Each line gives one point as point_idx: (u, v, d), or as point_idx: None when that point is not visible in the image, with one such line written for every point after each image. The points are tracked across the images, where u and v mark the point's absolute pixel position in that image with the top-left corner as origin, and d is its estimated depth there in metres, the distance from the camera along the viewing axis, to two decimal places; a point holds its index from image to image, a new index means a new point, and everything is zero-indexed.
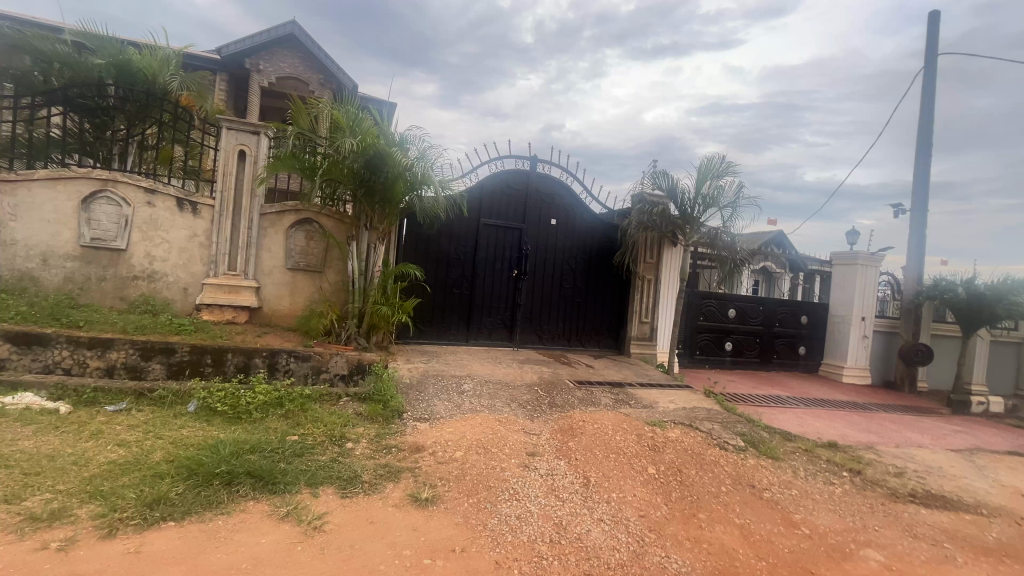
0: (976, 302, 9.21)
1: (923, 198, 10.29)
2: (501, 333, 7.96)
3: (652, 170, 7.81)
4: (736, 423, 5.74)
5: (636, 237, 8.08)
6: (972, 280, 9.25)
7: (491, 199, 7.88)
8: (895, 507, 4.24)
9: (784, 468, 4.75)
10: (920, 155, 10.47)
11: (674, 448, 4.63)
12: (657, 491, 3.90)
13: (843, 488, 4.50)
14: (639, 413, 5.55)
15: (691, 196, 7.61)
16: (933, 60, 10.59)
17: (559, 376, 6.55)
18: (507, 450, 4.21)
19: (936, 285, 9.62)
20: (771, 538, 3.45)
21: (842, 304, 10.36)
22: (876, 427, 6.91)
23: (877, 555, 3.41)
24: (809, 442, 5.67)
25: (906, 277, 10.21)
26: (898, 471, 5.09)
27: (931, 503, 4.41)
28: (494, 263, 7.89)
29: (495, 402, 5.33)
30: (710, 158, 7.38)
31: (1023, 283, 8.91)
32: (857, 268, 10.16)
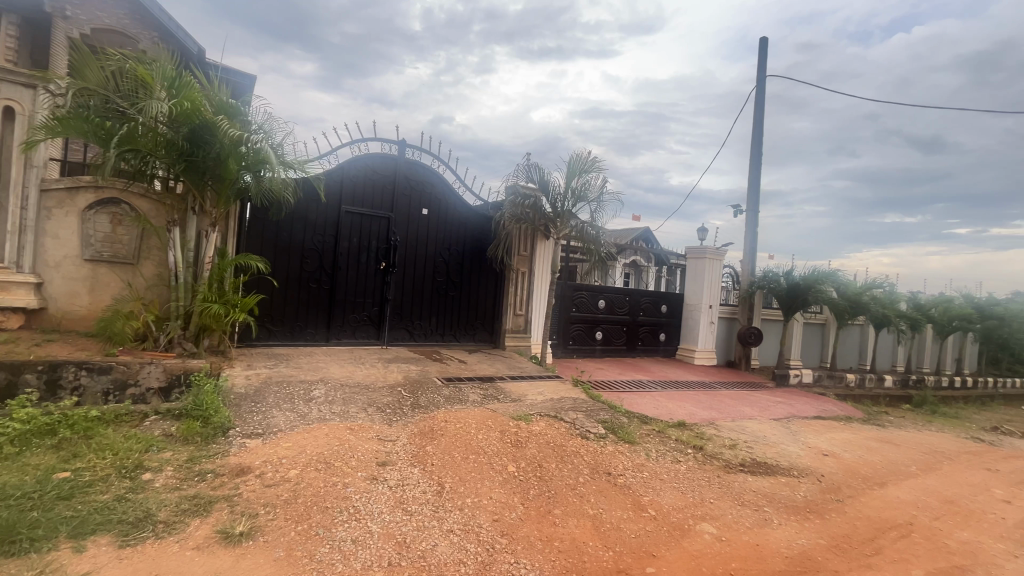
0: (794, 290, 10.82)
1: (756, 201, 11.83)
2: (368, 331, 7.38)
3: (524, 163, 7.79)
4: (598, 410, 5.93)
5: (509, 229, 8.01)
6: (790, 271, 10.84)
7: (354, 185, 7.22)
8: (728, 478, 4.66)
9: (637, 452, 4.97)
10: (753, 164, 12.01)
11: (536, 443, 4.57)
12: (514, 490, 3.78)
13: (687, 465, 4.84)
14: (506, 407, 5.44)
15: (561, 190, 7.74)
16: (762, 81, 12.22)
17: (427, 374, 6.20)
18: (354, 462, 3.78)
19: (765, 276, 11.11)
20: (619, 526, 3.51)
21: (694, 294, 11.50)
22: (718, 404, 7.71)
23: (711, 528, 3.64)
24: (662, 423, 6.06)
25: (743, 269, 11.65)
26: (732, 443, 5.65)
27: (756, 470, 4.94)
28: (359, 255, 7.26)
29: (349, 407, 4.81)
30: (580, 153, 7.58)
31: (826, 274, 10.66)
32: (706, 261, 11.33)
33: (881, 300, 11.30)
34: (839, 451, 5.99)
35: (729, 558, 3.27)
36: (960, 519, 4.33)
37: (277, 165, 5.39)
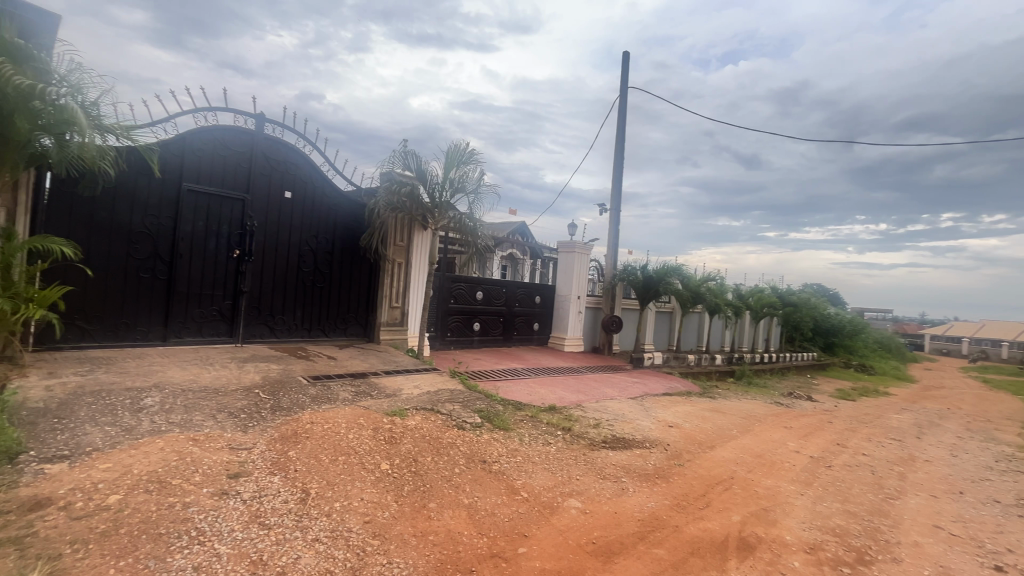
0: (648, 282, 12.16)
1: (618, 201, 12.99)
2: (217, 328, 6.49)
3: (401, 149, 7.50)
4: (475, 400, 6.00)
5: (384, 217, 7.67)
6: (645, 265, 12.15)
7: (199, 159, 6.25)
8: (591, 454, 5.07)
9: (512, 438, 5.14)
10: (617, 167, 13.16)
11: (411, 437, 4.47)
12: (388, 488, 3.65)
13: (556, 446, 5.16)
14: (380, 403, 5.22)
15: (439, 180, 7.61)
16: (624, 93, 13.42)
17: (290, 373, 5.67)
18: (198, 478, 3.29)
19: (625, 270, 12.30)
20: (493, 511, 3.60)
21: (565, 286, 12.26)
22: (584, 387, 8.35)
23: (577, 502, 3.93)
24: (535, 408, 6.37)
25: (607, 263, 12.73)
26: (596, 422, 6.16)
27: (615, 445, 5.46)
28: (206, 241, 6.32)
29: (192, 416, 4.17)
30: (458, 144, 7.53)
31: (673, 269, 12.16)
32: (575, 255, 12.15)
33: (714, 291, 13.28)
34: (681, 422, 6.91)
35: (592, 528, 3.56)
36: (766, 469, 5.29)
37: (90, 128, 4.40)
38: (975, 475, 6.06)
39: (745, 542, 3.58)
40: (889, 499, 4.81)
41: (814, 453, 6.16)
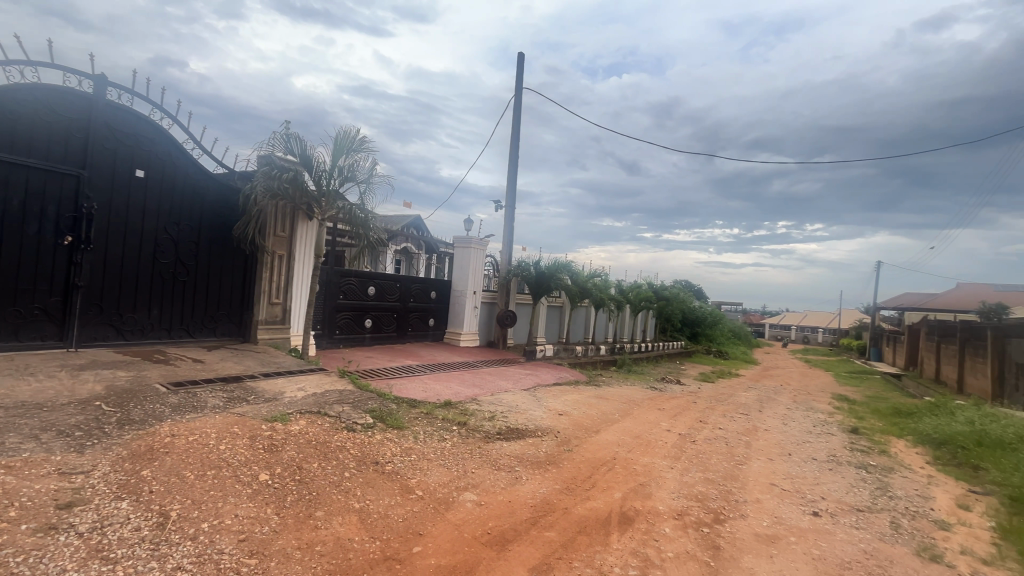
0: (541, 278, 12.65)
1: (513, 198, 13.29)
2: (41, 330, 5.38)
3: (283, 131, 6.86)
4: (366, 400, 5.74)
5: (263, 205, 7.01)
6: (538, 262, 12.61)
7: (13, 123, 5.10)
8: (486, 447, 5.15)
9: (406, 436, 5.02)
10: (512, 165, 13.45)
11: (295, 444, 4.14)
12: (267, 501, 3.33)
13: (451, 442, 5.15)
14: (257, 409, 4.75)
15: (327, 167, 7.10)
16: (519, 93, 13.77)
17: (144, 381, 4.90)
18: (14, 513, 2.70)
19: (519, 266, 12.65)
20: (386, 513, 3.48)
21: (460, 281, 12.27)
22: (480, 381, 8.45)
23: (472, 496, 3.97)
24: (430, 405, 6.28)
25: (502, 258, 12.97)
26: (491, 415, 6.27)
27: (509, 436, 5.61)
28: (23, 224, 5.18)
29: (5, 438, 3.40)
30: (348, 131, 7.10)
31: (563, 265, 12.78)
32: (471, 250, 12.19)
33: (599, 286, 14.25)
34: (570, 410, 7.32)
35: (487, 519, 3.62)
36: (642, 448, 5.83)
37: None
38: (800, 439, 7.32)
39: (625, 515, 3.92)
40: (738, 465, 5.60)
41: (682, 431, 6.94)
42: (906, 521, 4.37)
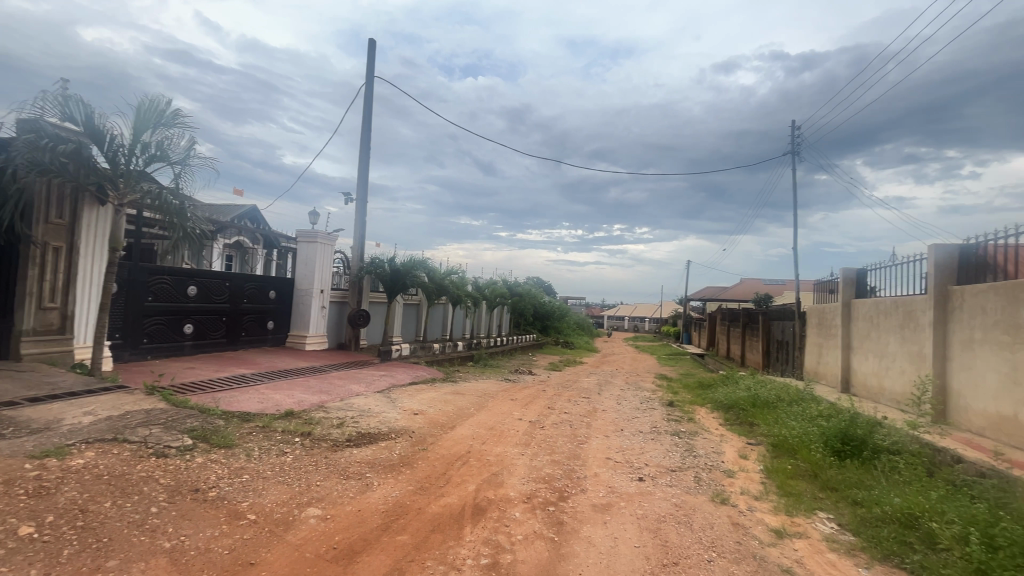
0: (395, 275, 12.25)
1: (365, 191, 12.61)
2: None
3: (58, 91, 5.45)
4: (183, 419, 4.89)
5: (27, 184, 5.46)
6: (392, 258, 12.17)
7: None
8: (334, 456, 4.81)
9: (236, 455, 4.41)
10: (363, 156, 12.75)
11: (78, 482, 3.33)
12: (33, 559, 2.62)
13: (293, 455, 4.68)
14: (19, 444, 3.69)
15: (124, 141, 5.84)
16: (371, 81, 13.13)
17: None
18: None
19: (372, 262, 12.05)
20: (207, 548, 3.00)
21: (305, 279, 11.22)
22: (328, 386, 7.86)
23: (317, 510, 3.66)
24: (267, 417, 5.62)
25: (353, 255, 12.23)
26: (340, 421, 5.88)
27: (360, 442, 5.32)
28: None
29: None
30: (154, 100, 5.93)
31: (418, 262, 12.53)
32: (317, 245, 11.23)
33: (456, 284, 14.37)
34: (426, 409, 7.25)
35: (333, 533, 3.37)
36: (496, 439, 6.05)
37: None
38: (629, 415, 8.37)
39: (478, 507, 4.01)
40: (580, 444, 6.16)
41: (532, 418, 7.39)
42: (705, 474, 5.29)
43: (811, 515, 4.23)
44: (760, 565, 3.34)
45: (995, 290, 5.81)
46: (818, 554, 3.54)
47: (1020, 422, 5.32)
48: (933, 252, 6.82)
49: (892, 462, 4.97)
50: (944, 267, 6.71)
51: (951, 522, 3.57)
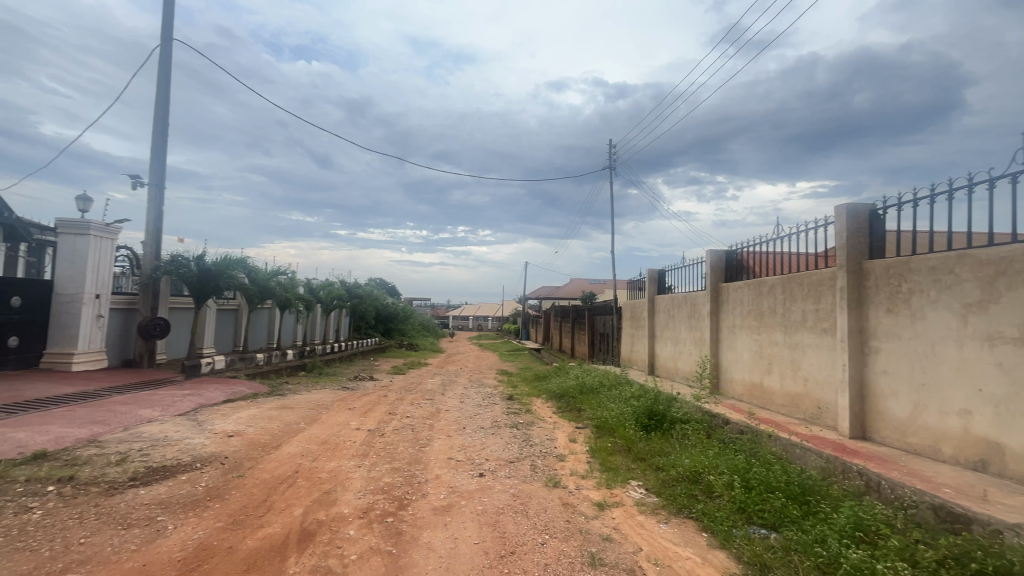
0: (204, 276, 10.42)
1: (161, 175, 10.47)
2: None
3: None
4: None
5: None
6: (200, 257, 10.32)
7: None
8: (110, 502, 3.83)
9: None
10: (159, 133, 10.55)
11: None
12: None
13: (44, 510, 3.59)
14: None
15: None
16: (169, 43, 10.95)
17: None
18: None
19: (172, 261, 10.05)
20: None
21: (70, 281, 8.81)
22: (105, 414, 6.28)
23: None
24: (1, 465, 4.22)
25: (144, 252, 10.05)
26: (121, 457, 4.72)
27: (151, 479, 4.35)
28: None
29: None
30: None
31: (236, 261, 10.85)
32: (88, 239, 8.92)
33: (284, 285, 12.90)
34: (243, 429, 6.29)
35: None
36: (329, 453, 5.55)
37: None
38: (472, 413, 8.52)
39: (306, 532, 3.60)
40: (422, 448, 6.03)
41: (371, 427, 6.99)
42: (540, 461, 5.65)
43: (626, 485, 4.84)
44: (585, 538, 3.66)
45: (748, 286, 7.41)
46: (631, 518, 4.04)
47: (763, 388, 6.89)
48: (710, 256, 8.43)
49: (684, 430, 5.97)
50: (717, 268, 8.34)
51: (722, 472, 4.41)
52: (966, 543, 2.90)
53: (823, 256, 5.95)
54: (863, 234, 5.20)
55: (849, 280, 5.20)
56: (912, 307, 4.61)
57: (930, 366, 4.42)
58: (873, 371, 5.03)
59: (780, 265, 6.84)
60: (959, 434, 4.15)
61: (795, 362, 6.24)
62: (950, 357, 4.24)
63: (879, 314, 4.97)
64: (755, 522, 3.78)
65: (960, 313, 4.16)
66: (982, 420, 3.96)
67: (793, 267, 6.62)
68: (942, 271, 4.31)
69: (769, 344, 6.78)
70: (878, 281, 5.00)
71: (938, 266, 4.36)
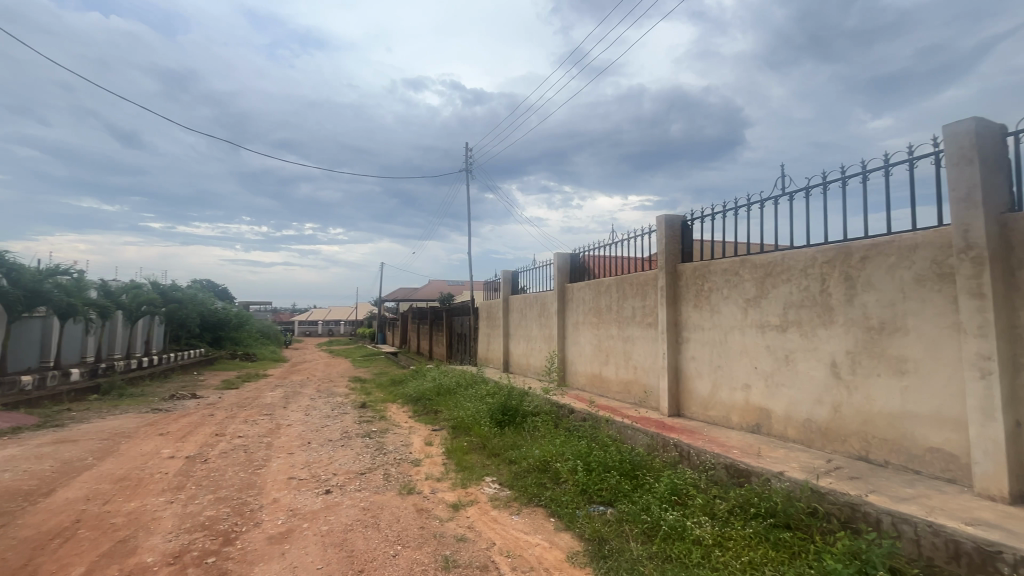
0: None
1: None
2: None
3: None
4: None
5: None
6: None
7: None
8: None
9: None
10: None
11: None
12: None
13: None
14: None
15: None
16: None
17: None
18: None
19: None
20: None
21: None
22: None
23: None
24: None
25: None
26: None
27: None
28: None
29: None
30: None
31: None
32: None
33: (66, 288, 10.29)
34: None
35: None
36: (130, 491, 4.55)
37: None
38: (319, 425, 7.83)
39: None
40: (256, 471, 5.32)
41: (190, 453, 5.94)
42: (394, 469, 5.42)
43: (480, 482, 4.92)
44: (439, 542, 3.60)
45: (589, 287, 8.18)
46: (485, 514, 4.11)
47: (602, 377, 7.66)
48: (557, 259, 9.09)
49: (534, 423, 6.31)
50: (563, 270, 9.04)
51: (568, 458, 4.76)
52: (747, 493, 3.58)
53: (648, 260, 6.84)
54: (677, 241, 6.10)
55: (666, 280, 6.06)
56: (711, 303, 5.55)
57: (723, 350, 5.38)
58: (684, 357, 5.95)
59: (615, 267, 7.67)
60: (743, 405, 5.12)
61: (626, 352, 7.07)
62: (736, 342, 5.22)
63: (689, 309, 5.88)
64: (595, 500, 4.15)
65: (742, 307, 5.13)
66: (757, 392, 4.95)
67: (624, 269, 7.48)
68: (731, 273, 5.27)
69: (606, 338, 7.56)
70: (687, 280, 5.92)
71: (729, 268, 5.32)
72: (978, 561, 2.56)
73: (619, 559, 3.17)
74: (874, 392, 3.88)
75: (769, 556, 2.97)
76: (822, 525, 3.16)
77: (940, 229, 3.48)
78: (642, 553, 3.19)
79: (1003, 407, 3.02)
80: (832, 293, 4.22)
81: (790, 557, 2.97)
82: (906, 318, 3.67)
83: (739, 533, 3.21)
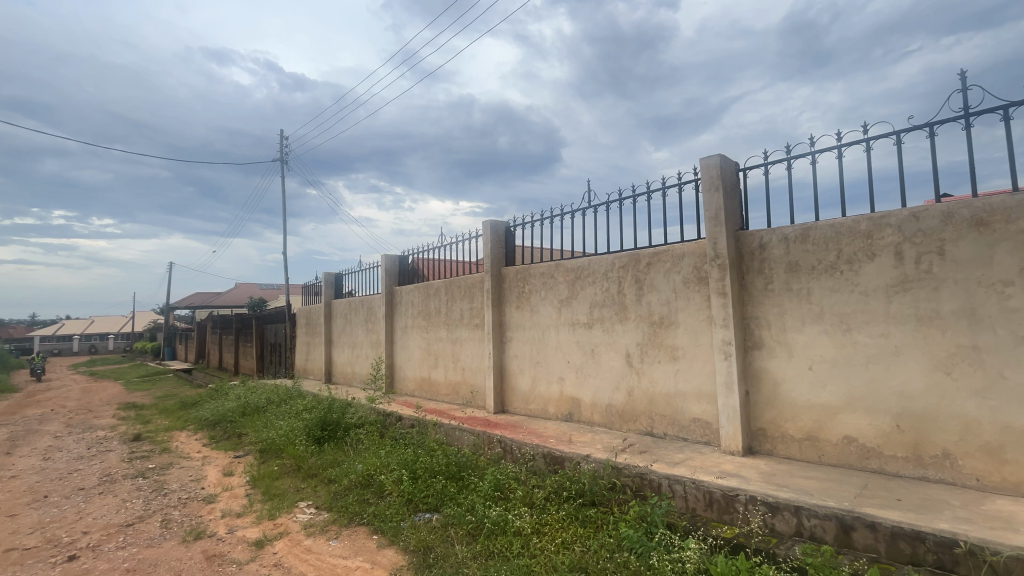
0: None
1: None
2: None
3: None
4: None
5: None
6: None
7: None
8: None
9: None
10: None
11: None
12: None
13: None
14: None
15: None
16: None
17: None
18: None
19: None
20: None
21: None
22: None
23: None
24: None
25: None
26: None
27: None
28: None
29: None
30: None
31: None
32: None
33: None
34: None
35: None
36: None
37: None
38: (63, 471, 6.02)
39: None
40: None
41: None
42: (176, 512, 4.46)
43: (292, 509, 4.37)
44: None
45: (417, 290, 8.04)
46: (296, 546, 3.64)
47: (431, 380, 7.59)
48: (385, 261, 8.73)
49: (357, 435, 5.90)
50: (390, 273, 8.71)
51: (393, 469, 4.55)
52: (561, 478, 3.89)
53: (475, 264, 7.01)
54: (501, 245, 6.39)
55: (492, 283, 6.29)
56: (531, 304, 5.95)
57: (541, 347, 5.81)
58: (508, 356, 6.25)
59: (443, 270, 7.70)
60: (558, 396, 5.60)
61: (454, 354, 7.14)
62: (552, 339, 5.68)
63: (512, 310, 6.21)
64: (420, 509, 4.04)
65: (557, 307, 5.62)
66: (569, 384, 5.46)
67: (452, 273, 7.54)
68: (548, 276, 5.73)
69: (435, 341, 7.53)
70: (510, 283, 6.24)
71: (545, 272, 5.77)
72: (724, 505, 3.21)
73: (444, 565, 3.12)
74: (656, 376, 4.62)
75: (578, 533, 3.27)
76: (618, 498, 3.62)
77: (698, 242, 4.32)
78: (467, 554, 3.19)
79: (738, 381, 3.88)
80: (626, 294, 4.89)
81: (594, 531, 3.32)
82: (677, 314, 4.46)
83: (554, 518, 3.47)
